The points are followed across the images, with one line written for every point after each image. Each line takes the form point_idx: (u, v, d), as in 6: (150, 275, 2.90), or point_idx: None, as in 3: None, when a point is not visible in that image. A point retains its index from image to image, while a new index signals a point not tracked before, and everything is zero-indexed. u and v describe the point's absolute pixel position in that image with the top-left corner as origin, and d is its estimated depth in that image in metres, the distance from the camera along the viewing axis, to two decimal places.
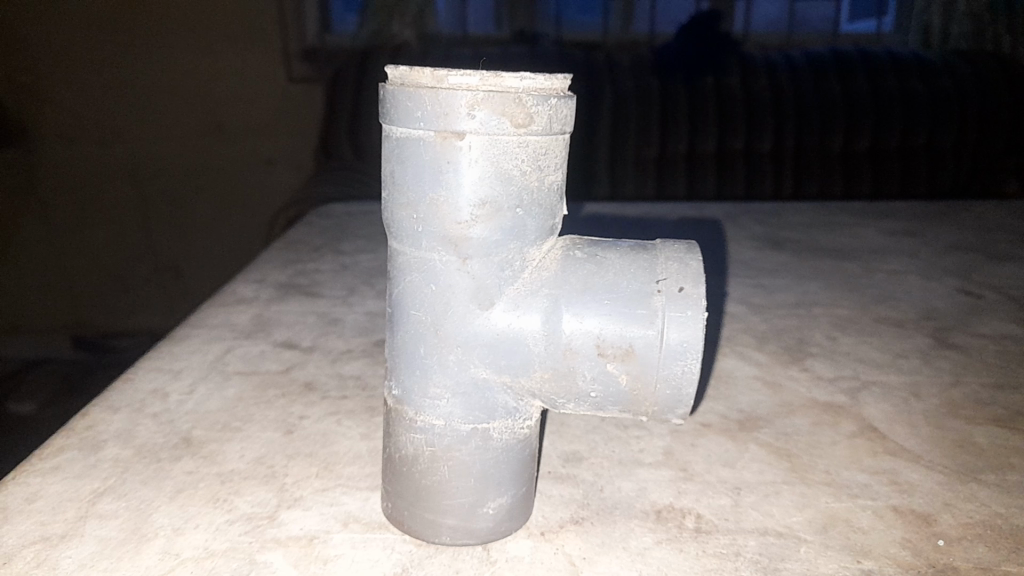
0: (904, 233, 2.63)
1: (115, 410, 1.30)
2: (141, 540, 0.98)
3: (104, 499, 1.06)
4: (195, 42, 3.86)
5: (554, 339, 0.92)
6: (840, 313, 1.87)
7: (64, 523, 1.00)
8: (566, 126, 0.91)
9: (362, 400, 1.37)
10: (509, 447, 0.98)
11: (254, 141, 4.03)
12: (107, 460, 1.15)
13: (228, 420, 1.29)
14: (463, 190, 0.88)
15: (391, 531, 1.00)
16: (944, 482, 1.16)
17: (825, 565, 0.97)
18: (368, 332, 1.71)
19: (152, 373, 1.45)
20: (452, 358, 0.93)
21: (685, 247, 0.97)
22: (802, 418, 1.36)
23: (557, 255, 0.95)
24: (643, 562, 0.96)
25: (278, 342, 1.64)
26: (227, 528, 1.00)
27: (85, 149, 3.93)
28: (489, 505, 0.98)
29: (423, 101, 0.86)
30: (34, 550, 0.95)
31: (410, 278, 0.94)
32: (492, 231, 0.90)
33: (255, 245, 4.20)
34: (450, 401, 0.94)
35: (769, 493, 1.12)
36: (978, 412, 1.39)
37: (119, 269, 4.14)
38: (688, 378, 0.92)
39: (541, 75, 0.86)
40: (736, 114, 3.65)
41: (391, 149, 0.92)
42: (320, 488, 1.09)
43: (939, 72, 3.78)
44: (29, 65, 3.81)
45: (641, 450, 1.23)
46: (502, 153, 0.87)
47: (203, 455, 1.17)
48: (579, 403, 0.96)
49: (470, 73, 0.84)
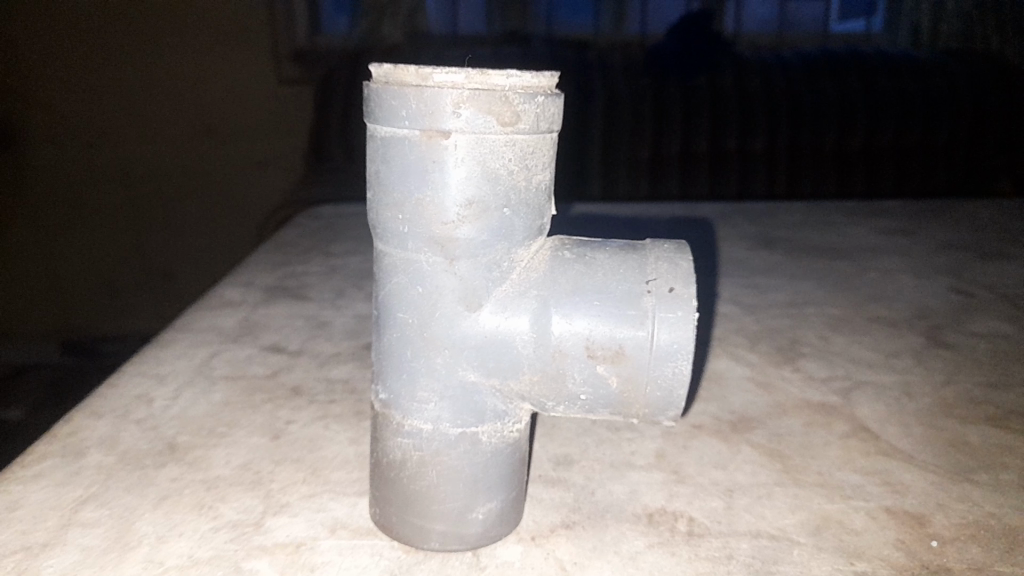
0: (897, 232, 2.63)
1: (99, 416, 1.28)
2: (124, 548, 0.96)
3: (87, 507, 1.04)
4: (184, 44, 3.84)
5: (543, 341, 0.91)
6: (832, 313, 1.87)
7: (45, 531, 0.99)
8: (554, 125, 0.90)
9: (351, 404, 1.35)
10: (499, 450, 0.96)
11: (245, 143, 4.00)
12: (91, 466, 1.13)
13: (214, 425, 1.27)
14: (450, 190, 0.87)
15: (380, 538, 0.99)
16: (938, 482, 1.16)
17: (819, 567, 0.96)
18: (358, 335, 1.69)
19: (138, 378, 1.43)
20: (440, 361, 0.92)
21: (675, 247, 0.96)
22: (794, 418, 1.35)
23: (546, 255, 0.94)
24: (635, 567, 0.95)
25: (266, 346, 1.62)
26: (213, 535, 0.99)
27: (74, 152, 3.90)
28: (479, 510, 0.96)
29: (407, 99, 0.84)
30: (15, 560, 0.93)
31: (397, 280, 0.92)
32: (480, 232, 0.88)
33: (247, 247, 4.17)
34: (438, 404, 0.93)
35: (762, 495, 1.11)
36: (971, 411, 1.39)
37: (109, 273, 4.10)
38: (679, 380, 0.91)
39: (528, 73, 0.85)
40: (727, 114, 3.65)
41: (376, 149, 0.90)
42: (307, 494, 1.08)
43: (929, 71, 3.79)
44: (17, 68, 3.78)
45: (633, 452, 1.21)
46: (488, 152, 0.86)
47: (189, 461, 1.16)
48: (569, 406, 0.95)
49: (455, 71, 0.82)
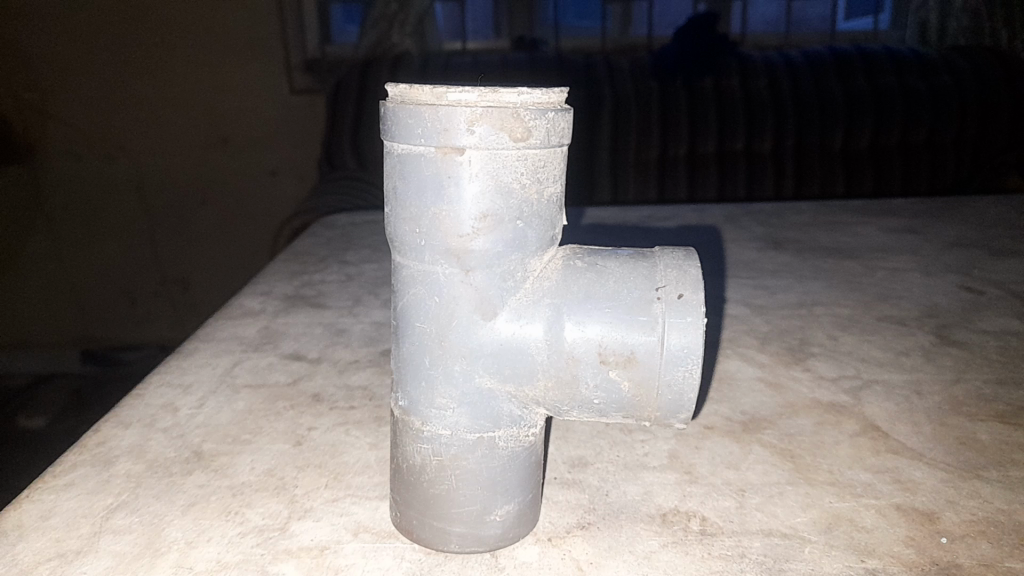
0: (905, 230, 2.64)
1: (127, 426, 1.32)
2: (155, 554, 1.00)
3: (118, 514, 1.08)
4: (195, 55, 3.89)
5: (558, 348, 0.94)
6: (842, 313, 1.88)
7: (80, 538, 1.02)
8: (564, 139, 0.92)
9: (371, 410, 1.39)
10: (516, 454, 0.99)
11: (256, 152, 4.06)
12: (120, 474, 1.17)
13: (237, 433, 1.31)
14: (464, 204, 0.90)
15: (401, 540, 1.02)
16: (947, 479, 1.18)
17: (830, 564, 0.99)
18: (375, 341, 1.73)
19: (162, 388, 1.46)
20: (458, 368, 0.95)
21: (683, 254, 0.99)
22: (806, 418, 1.37)
23: (557, 264, 0.97)
24: (650, 565, 0.98)
25: (286, 354, 1.66)
26: (240, 540, 1.02)
27: (91, 164, 3.96)
28: (497, 512, 0.99)
29: (422, 117, 0.87)
30: (52, 566, 0.97)
31: (414, 291, 0.95)
32: (493, 243, 0.92)
33: (260, 255, 4.23)
34: (457, 410, 0.96)
35: (774, 495, 1.14)
36: (981, 409, 1.40)
37: (124, 281, 4.18)
38: (689, 384, 0.93)
39: (538, 90, 0.87)
40: (734, 114, 3.67)
41: (394, 165, 0.94)
42: (330, 498, 1.11)
43: (937, 68, 3.79)
44: (32, 81, 3.84)
45: (647, 454, 1.24)
46: (500, 167, 0.89)
47: (214, 468, 1.19)
48: (583, 410, 0.98)
49: (468, 90, 0.85)
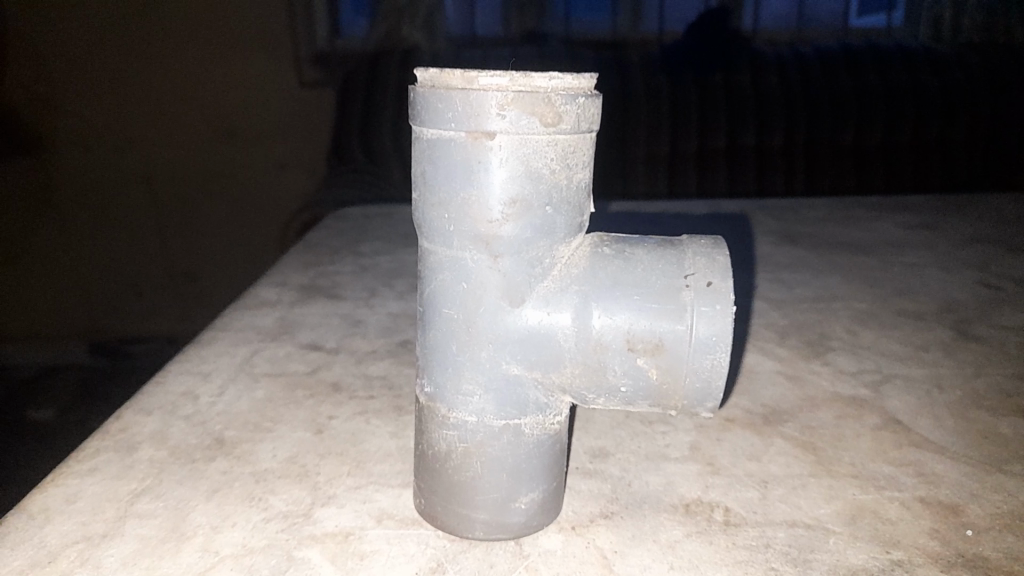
0: (920, 226, 2.63)
1: (149, 412, 1.33)
2: (180, 538, 1.00)
3: (142, 499, 1.08)
4: (203, 47, 3.89)
5: (585, 334, 0.94)
6: (860, 307, 1.88)
7: (105, 522, 1.03)
8: (593, 125, 0.92)
9: (390, 400, 1.39)
10: (540, 442, 0.99)
11: (266, 144, 4.07)
12: (144, 460, 1.18)
13: (258, 420, 1.31)
14: (494, 188, 0.90)
15: (425, 527, 1.02)
16: (971, 472, 1.17)
17: (855, 555, 0.98)
18: (392, 332, 1.73)
19: (182, 375, 1.47)
20: (485, 355, 0.95)
21: (711, 242, 0.99)
22: (826, 411, 1.36)
23: (585, 251, 0.97)
24: (674, 554, 0.97)
25: (303, 344, 1.66)
26: (264, 525, 1.02)
27: (100, 157, 3.97)
28: (521, 500, 0.99)
29: (453, 102, 0.87)
30: (78, 549, 0.97)
31: (442, 277, 0.95)
32: (523, 228, 0.91)
33: (269, 249, 4.23)
34: (483, 396, 0.96)
35: (797, 486, 1.13)
36: (1003, 403, 1.40)
37: (134, 274, 4.18)
38: (718, 371, 0.93)
39: (569, 75, 0.87)
40: (747, 110, 3.65)
41: (423, 150, 0.93)
42: (353, 485, 1.11)
43: (950, 64, 3.77)
44: (42, 73, 3.85)
45: (668, 445, 1.24)
46: (531, 152, 0.89)
47: (237, 455, 1.20)
48: (609, 398, 0.97)
49: (499, 74, 0.85)
